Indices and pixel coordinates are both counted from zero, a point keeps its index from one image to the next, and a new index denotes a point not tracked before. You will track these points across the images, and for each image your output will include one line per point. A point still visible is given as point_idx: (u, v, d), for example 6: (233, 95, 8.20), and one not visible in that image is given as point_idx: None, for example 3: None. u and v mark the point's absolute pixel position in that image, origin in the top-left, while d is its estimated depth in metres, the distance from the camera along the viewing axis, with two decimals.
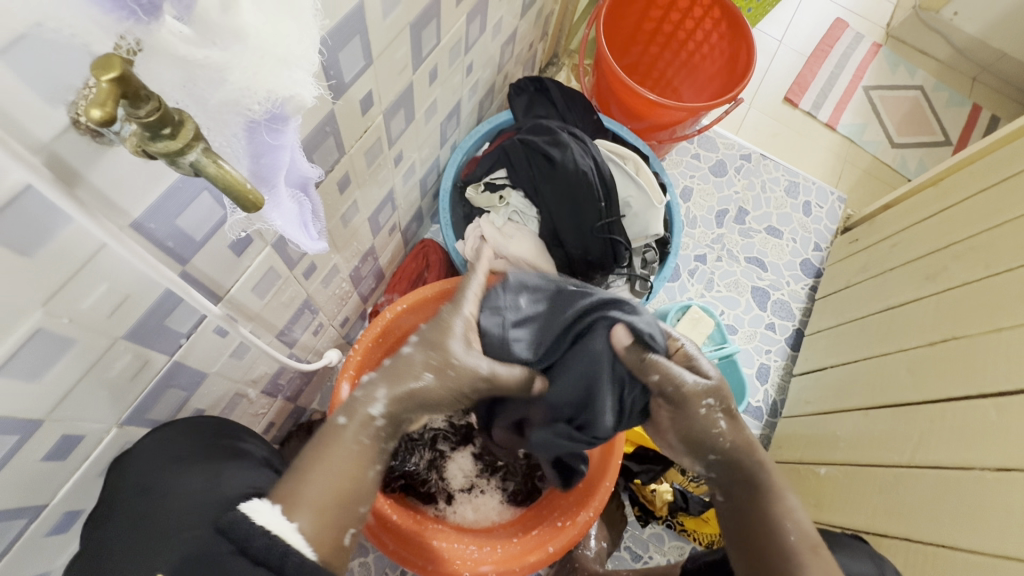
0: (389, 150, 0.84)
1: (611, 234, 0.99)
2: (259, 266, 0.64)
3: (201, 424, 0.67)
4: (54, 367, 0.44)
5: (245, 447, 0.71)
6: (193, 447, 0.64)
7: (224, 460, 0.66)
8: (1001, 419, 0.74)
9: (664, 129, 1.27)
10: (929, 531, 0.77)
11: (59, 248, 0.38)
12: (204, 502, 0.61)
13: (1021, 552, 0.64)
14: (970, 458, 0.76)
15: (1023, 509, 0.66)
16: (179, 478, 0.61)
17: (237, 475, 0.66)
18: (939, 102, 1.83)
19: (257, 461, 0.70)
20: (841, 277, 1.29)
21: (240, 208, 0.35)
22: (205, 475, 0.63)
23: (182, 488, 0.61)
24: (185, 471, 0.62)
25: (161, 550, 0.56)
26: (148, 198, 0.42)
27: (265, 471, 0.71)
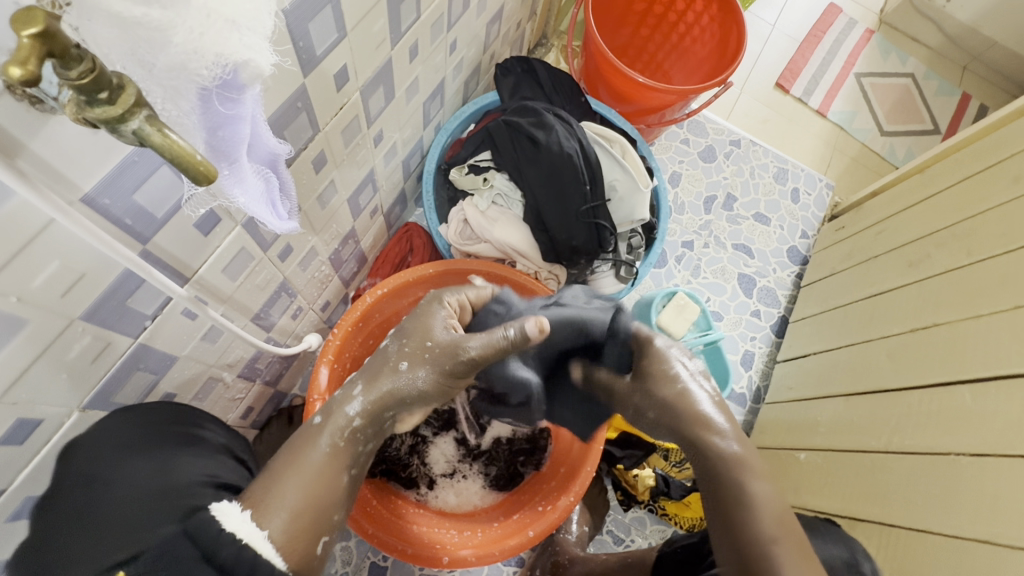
0: (368, 129, 0.82)
1: (596, 218, 0.98)
2: (228, 247, 0.62)
3: (153, 409, 0.63)
4: (5, 348, 0.42)
5: (202, 433, 0.68)
6: (144, 433, 0.61)
7: (175, 448, 0.63)
8: (978, 405, 0.75)
9: (653, 113, 1.25)
10: (905, 513, 0.78)
11: (1, 223, 0.36)
12: (157, 491, 0.59)
13: (991, 535, 0.66)
14: (946, 443, 0.77)
15: (995, 494, 0.67)
16: (128, 467, 0.59)
17: (193, 464, 0.64)
18: (930, 90, 1.82)
19: (214, 447, 0.68)
20: (826, 264, 1.29)
21: (191, 180, 0.33)
22: (155, 464, 0.60)
23: (132, 479, 0.59)
24: (136, 460, 0.60)
25: (106, 549, 0.55)
26: (99, 172, 0.40)
27: (219, 456, 0.68)
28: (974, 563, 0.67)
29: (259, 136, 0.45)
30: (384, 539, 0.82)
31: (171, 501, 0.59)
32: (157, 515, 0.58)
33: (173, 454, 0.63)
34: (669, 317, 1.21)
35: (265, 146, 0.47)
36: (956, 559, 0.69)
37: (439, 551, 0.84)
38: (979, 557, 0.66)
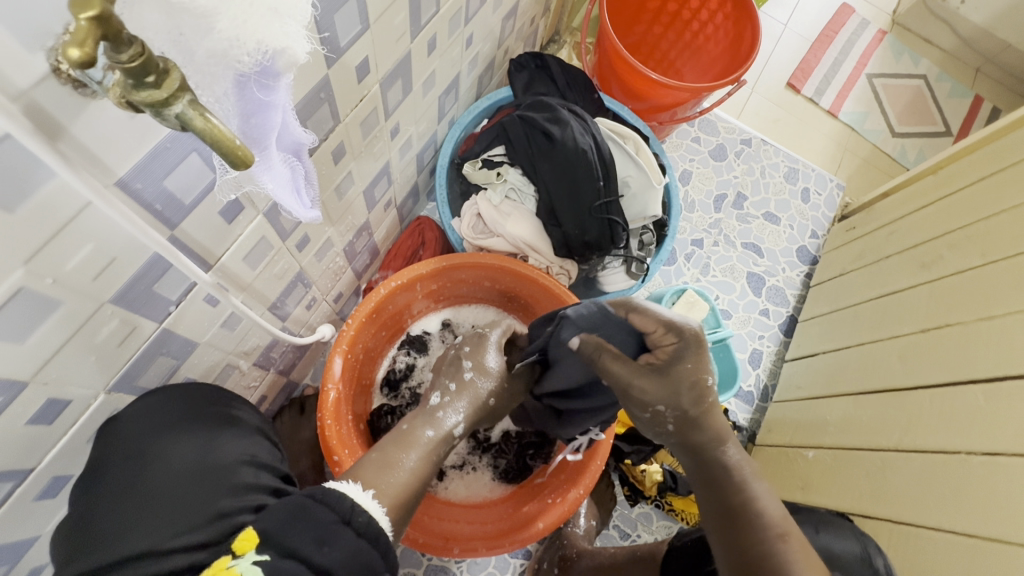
0: (386, 122, 0.83)
1: (609, 214, 0.98)
2: (250, 235, 0.63)
3: (196, 389, 0.66)
4: (38, 329, 0.43)
5: (238, 414, 0.70)
6: (185, 411, 0.64)
7: (216, 427, 0.66)
8: (990, 404, 0.75)
9: (665, 110, 1.25)
10: (914, 511, 0.78)
11: (39, 204, 0.37)
12: (199, 468, 0.62)
13: (1001, 533, 0.66)
14: (955, 442, 0.77)
15: (1005, 493, 0.68)
16: (173, 442, 0.62)
17: (230, 446, 0.66)
18: (942, 92, 1.82)
19: (251, 428, 0.70)
20: (837, 265, 1.29)
21: (230, 164, 0.34)
22: (198, 441, 0.64)
23: (177, 458, 0.62)
24: (177, 440, 0.63)
25: (154, 522, 0.59)
26: (134, 156, 0.41)
27: (257, 438, 0.70)
28: (984, 561, 0.67)
29: (287, 127, 0.46)
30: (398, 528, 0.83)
31: (217, 480, 0.62)
32: (204, 493, 0.61)
33: (213, 435, 0.65)
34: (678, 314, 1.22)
35: (292, 134, 0.47)
36: (964, 558, 0.69)
37: (451, 541, 0.85)
38: (989, 555, 0.66)
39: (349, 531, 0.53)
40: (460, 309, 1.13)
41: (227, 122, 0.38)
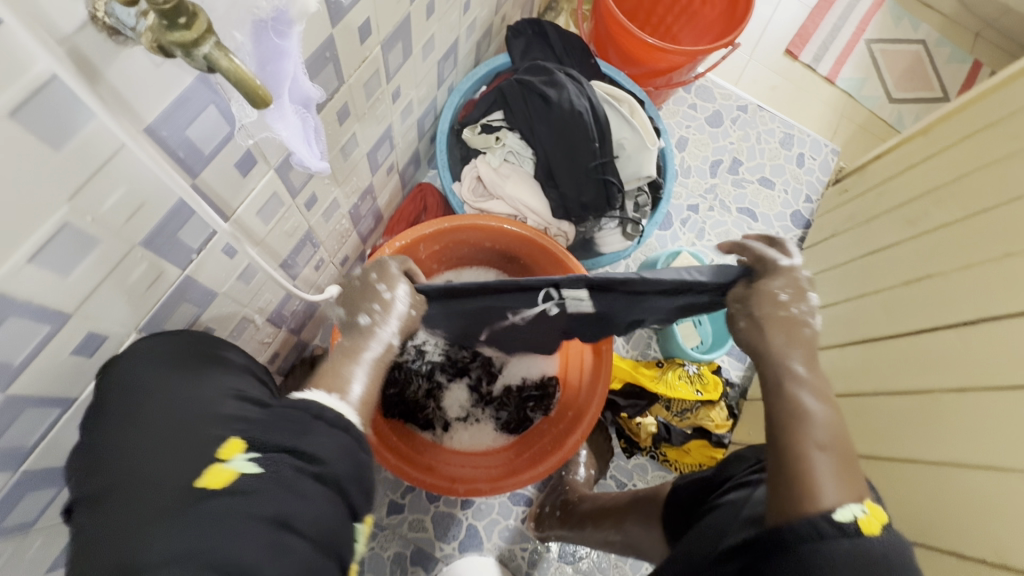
0: (387, 85, 0.86)
1: (605, 175, 1.01)
2: (263, 189, 0.67)
3: (178, 337, 0.64)
4: (79, 265, 0.47)
5: (226, 356, 0.69)
6: (173, 352, 0.62)
7: (208, 367, 0.65)
8: (962, 347, 0.79)
9: (661, 76, 1.27)
10: (890, 448, 0.84)
11: (80, 144, 0.41)
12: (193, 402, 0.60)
13: (965, 461, 0.71)
14: (928, 383, 0.82)
15: (969, 425, 0.73)
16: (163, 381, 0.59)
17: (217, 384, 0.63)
18: (941, 57, 1.82)
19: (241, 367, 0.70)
20: (829, 228, 1.33)
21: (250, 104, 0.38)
22: (191, 379, 0.61)
23: (165, 399, 0.58)
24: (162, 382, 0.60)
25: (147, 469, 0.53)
26: (160, 103, 0.45)
27: (243, 377, 0.69)
28: (948, 487, 0.72)
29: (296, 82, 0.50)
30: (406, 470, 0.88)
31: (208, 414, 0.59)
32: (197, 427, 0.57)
33: (198, 374, 0.63)
34: None
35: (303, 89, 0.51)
36: (932, 487, 0.74)
37: (457, 485, 0.90)
38: (953, 481, 0.71)
39: (320, 424, 0.58)
40: (463, 270, 1.17)
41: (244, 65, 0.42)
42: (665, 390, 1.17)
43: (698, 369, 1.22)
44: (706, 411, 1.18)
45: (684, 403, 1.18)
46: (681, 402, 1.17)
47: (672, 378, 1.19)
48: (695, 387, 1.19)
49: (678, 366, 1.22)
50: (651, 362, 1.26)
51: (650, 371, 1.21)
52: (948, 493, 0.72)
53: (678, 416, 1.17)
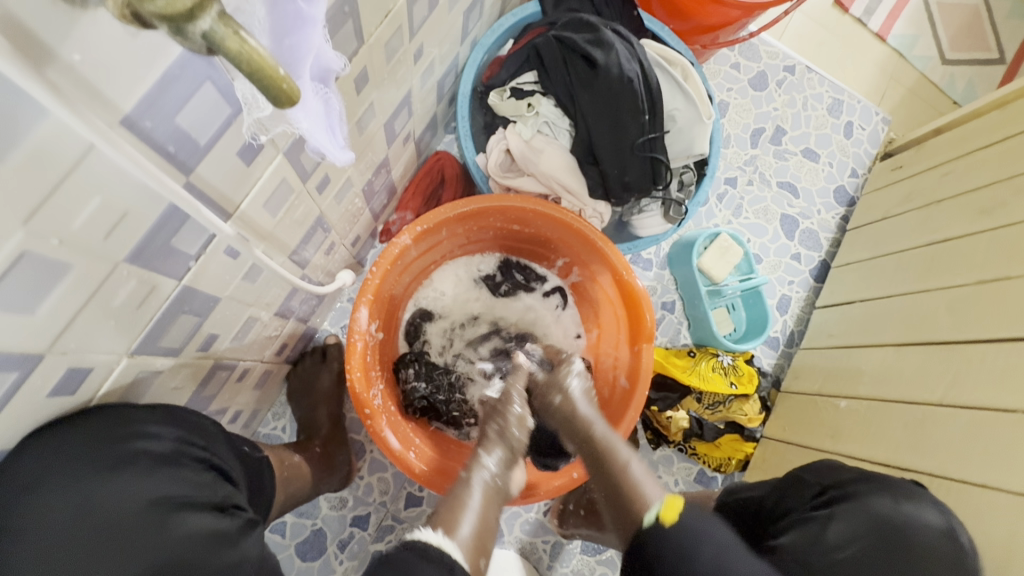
0: (410, 43, 0.72)
1: (653, 151, 0.89)
2: (270, 178, 0.55)
3: (108, 420, 0.50)
4: (48, 297, 0.37)
5: (142, 446, 0.52)
6: (97, 456, 0.49)
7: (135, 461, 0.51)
8: None
9: (710, 32, 1.12)
10: (932, 459, 0.80)
11: (34, 149, 0.30)
12: (100, 516, 0.49)
13: None
14: (991, 398, 0.76)
15: None
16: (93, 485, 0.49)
17: (159, 484, 0.52)
18: (1000, 13, 1.65)
19: (162, 457, 0.53)
20: (881, 207, 1.23)
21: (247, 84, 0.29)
22: (85, 492, 0.48)
23: (74, 495, 0.48)
24: (72, 486, 0.48)
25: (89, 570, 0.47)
26: (139, 87, 0.33)
27: (177, 466, 0.54)
28: None
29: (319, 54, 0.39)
30: (399, 453, 0.81)
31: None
32: (116, 522, 0.49)
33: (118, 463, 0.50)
34: (711, 259, 1.17)
35: (323, 57, 0.40)
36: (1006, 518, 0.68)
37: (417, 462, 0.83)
38: (1014, 507, 0.68)
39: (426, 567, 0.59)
40: (507, 259, 1.07)
41: (256, 25, 0.32)
42: (699, 382, 1.11)
43: (733, 361, 1.15)
44: (739, 405, 1.13)
45: (717, 396, 1.12)
46: (714, 394, 1.11)
47: (705, 369, 1.13)
48: (729, 380, 1.13)
49: (712, 355, 1.15)
50: (682, 350, 1.20)
51: (681, 362, 1.15)
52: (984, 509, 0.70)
53: (710, 409, 1.12)
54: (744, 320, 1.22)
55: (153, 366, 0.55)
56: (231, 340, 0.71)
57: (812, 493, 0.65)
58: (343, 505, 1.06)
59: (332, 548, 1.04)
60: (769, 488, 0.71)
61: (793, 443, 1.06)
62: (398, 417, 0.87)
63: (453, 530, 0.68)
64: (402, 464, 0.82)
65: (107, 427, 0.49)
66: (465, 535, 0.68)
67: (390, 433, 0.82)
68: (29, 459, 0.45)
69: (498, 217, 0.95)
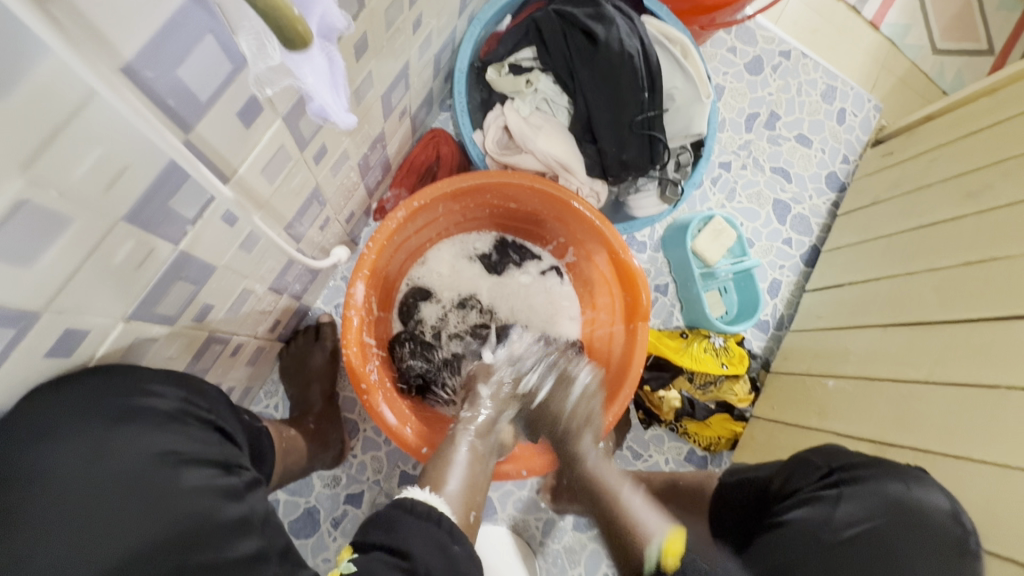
0: (409, 11, 0.71)
1: (651, 130, 0.89)
2: (269, 143, 0.54)
3: (113, 377, 0.49)
4: (47, 251, 0.36)
5: (146, 403, 0.52)
6: (104, 409, 0.48)
7: (141, 418, 0.51)
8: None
9: (707, 12, 1.11)
10: (913, 434, 0.82)
11: (35, 92, 0.29)
12: (103, 470, 0.48)
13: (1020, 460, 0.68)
14: (970, 375, 0.79)
15: None
16: (99, 439, 0.48)
17: (167, 438, 0.52)
18: (991, 4, 1.66)
19: (168, 415, 0.53)
20: (870, 191, 1.25)
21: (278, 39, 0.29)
22: (89, 445, 0.48)
23: (78, 447, 0.48)
24: (78, 440, 0.48)
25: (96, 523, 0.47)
26: (145, 31, 0.32)
27: (183, 425, 0.54)
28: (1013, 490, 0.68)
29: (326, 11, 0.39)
30: (392, 426, 0.81)
31: (216, 533, 0.51)
32: (122, 474, 0.49)
33: (127, 416, 0.50)
34: (704, 242, 1.18)
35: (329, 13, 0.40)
36: (988, 491, 0.70)
37: (410, 434, 0.83)
38: (994, 480, 0.70)
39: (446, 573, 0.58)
40: (502, 239, 1.06)
41: None
42: (690, 363, 1.13)
43: (724, 342, 1.17)
44: (730, 385, 1.15)
45: (708, 376, 1.13)
46: (705, 374, 1.13)
47: (697, 350, 1.15)
48: (720, 360, 1.15)
49: (703, 337, 1.17)
50: (674, 332, 1.21)
51: (674, 343, 1.16)
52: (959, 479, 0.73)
53: (701, 389, 1.14)
54: (735, 303, 1.24)
55: (150, 333, 0.55)
56: (226, 312, 0.70)
57: (818, 475, 0.67)
58: (337, 483, 1.06)
59: (326, 526, 1.04)
60: (775, 469, 0.74)
61: (781, 422, 1.08)
62: (388, 389, 0.86)
63: (442, 486, 0.73)
64: (394, 437, 0.82)
65: (112, 382, 0.49)
66: (454, 489, 0.73)
67: (383, 408, 0.82)
68: (33, 410, 0.45)
69: (492, 194, 0.94)
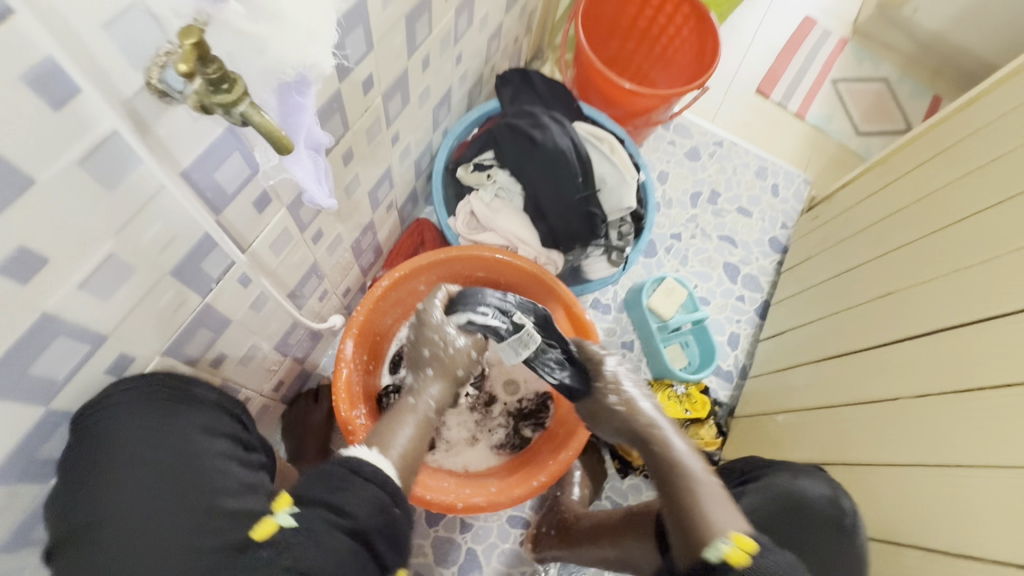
0: (387, 130, 0.94)
1: (591, 207, 1.10)
2: (276, 225, 0.73)
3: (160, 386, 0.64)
4: (120, 290, 0.53)
5: (196, 393, 0.68)
6: (156, 409, 0.63)
7: (175, 410, 0.65)
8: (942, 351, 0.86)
9: (641, 116, 1.37)
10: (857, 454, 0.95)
11: (129, 185, 0.47)
12: (157, 458, 0.62)
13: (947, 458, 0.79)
14: (894, 390, 0.93)
15: (948, 424, 0.81)
16: (154, 428, 0.63)
17: (200, 423, 0.67)
18: (902, 94, 1.98)
19: (207, 406, 0.69)
20: (803, 250, 1.42)
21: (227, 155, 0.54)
22: (154, 425, 0.63)
23: (137, 429, 0.61)
24: (145, 419, 0.62)
25: (135, 487, 0.60)
26: (194, 150, 0.51)
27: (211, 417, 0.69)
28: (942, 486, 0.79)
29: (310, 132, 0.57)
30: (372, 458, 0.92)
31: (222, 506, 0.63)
32: (168, 460, 0.62)
33: (173, 414, 0.65)
34: (659, 299, 1.33)
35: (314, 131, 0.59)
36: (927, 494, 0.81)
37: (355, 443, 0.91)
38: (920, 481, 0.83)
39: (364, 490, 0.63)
40: None
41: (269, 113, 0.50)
42: None
43: (686, 390, 1.27)
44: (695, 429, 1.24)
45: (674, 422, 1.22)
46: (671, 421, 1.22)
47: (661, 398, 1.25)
48: (684, 407, 1.25)
49: (666, 386, 1.27)
50: None
51: None
52: (917, 499, 0.82)
53: None
54: (697, 355, 1.35)
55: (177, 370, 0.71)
56: (236, 364, 0.86)
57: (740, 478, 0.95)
58: None
59: None
60: None
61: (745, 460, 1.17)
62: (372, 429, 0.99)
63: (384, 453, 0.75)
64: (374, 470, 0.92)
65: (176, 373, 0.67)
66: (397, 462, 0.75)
67: None
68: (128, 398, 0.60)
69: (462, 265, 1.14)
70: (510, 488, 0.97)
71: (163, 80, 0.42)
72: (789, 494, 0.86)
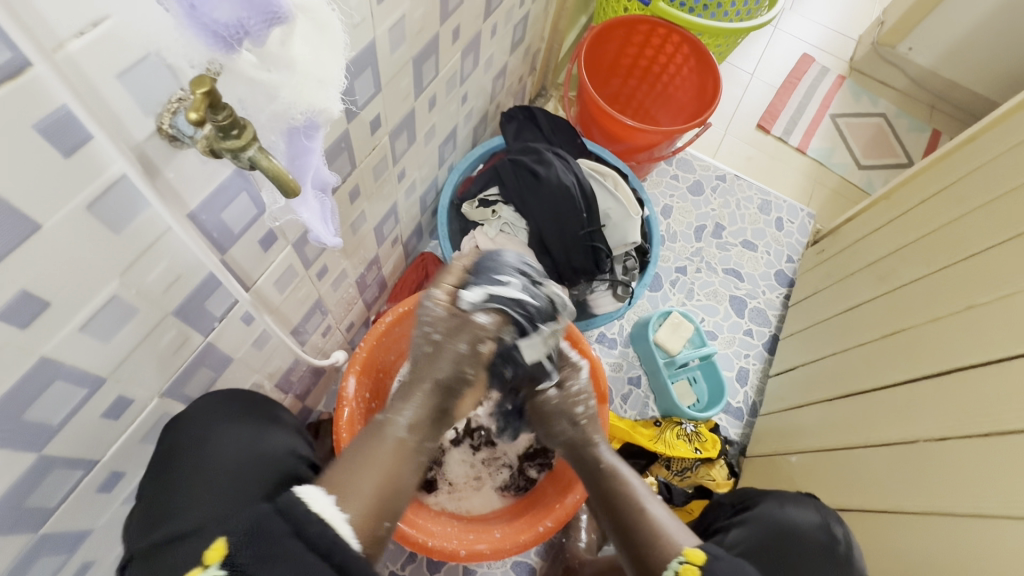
0: (393, 167, 0.95)
1: (593, 241, 1.11)
2: (281, 263, 0.73)
3: (239, 401, 0.77)
4: (121, 331, 0.53)
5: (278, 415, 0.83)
6: (245, 425, 0.75)
7: (264, 424, 0.78)
8: (960, 388, 0.84)
9: (643, 152, 1.39)
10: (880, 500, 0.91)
11: (135, 228, 0.47)
12: (249, 457, 0.73)
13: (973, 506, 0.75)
14: (911, 431, 0.90)
15: (971, 468, 0.77)
16: (234, 439, 0.73)
17: (287, 440, 0.80)
18: (902, 127, 2.00)
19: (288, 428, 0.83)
20: (809, 284, 1.42)
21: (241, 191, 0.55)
22: (248, 435, 0.75)
23: (230, 437, 0.72)
24: (236, 429, 0.74)
25: (222, 485, 0.69)
26: (203, 191, 0.51)
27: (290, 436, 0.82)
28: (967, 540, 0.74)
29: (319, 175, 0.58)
30: None
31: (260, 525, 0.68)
32: (251, 468, 0.73)
33: (262, 429, 0.77)
34: (665, 334, 1.31)
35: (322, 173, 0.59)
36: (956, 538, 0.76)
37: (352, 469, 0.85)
38: (943, 528, 0.78)
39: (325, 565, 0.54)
40: None
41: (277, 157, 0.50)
42: (665, 449, 1.19)
43: (696, 428, 1.23)
44: (706, 469, 1.19)
45: (684, 462, 1.19)
46: (681, 460, 1.19)
47: (670, 436, 1.21)
48: (693, 445, 1.20)
49: (675, 424, 1.23)
50: (649, 420, 1.29)
51: (648, 431, 1.23)
52: (933, 540, 0.79)
53: (678, 475, 1.19)
54: (705, 392, 1.33)
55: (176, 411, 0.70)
56: None
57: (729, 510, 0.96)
58: None
59: None
60: None
61: None
62: None
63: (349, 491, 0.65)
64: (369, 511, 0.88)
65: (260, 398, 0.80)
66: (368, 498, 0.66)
67: None
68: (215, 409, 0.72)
69: None
70: (513, 534, 0.93)
71: (175, 125, 0.42)
72: (776, 522, 0.87)
